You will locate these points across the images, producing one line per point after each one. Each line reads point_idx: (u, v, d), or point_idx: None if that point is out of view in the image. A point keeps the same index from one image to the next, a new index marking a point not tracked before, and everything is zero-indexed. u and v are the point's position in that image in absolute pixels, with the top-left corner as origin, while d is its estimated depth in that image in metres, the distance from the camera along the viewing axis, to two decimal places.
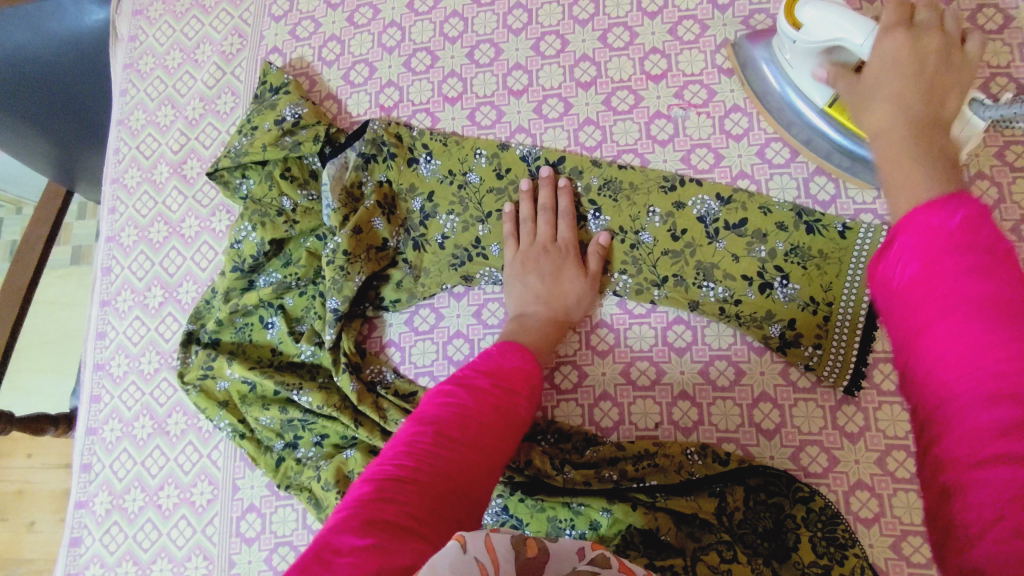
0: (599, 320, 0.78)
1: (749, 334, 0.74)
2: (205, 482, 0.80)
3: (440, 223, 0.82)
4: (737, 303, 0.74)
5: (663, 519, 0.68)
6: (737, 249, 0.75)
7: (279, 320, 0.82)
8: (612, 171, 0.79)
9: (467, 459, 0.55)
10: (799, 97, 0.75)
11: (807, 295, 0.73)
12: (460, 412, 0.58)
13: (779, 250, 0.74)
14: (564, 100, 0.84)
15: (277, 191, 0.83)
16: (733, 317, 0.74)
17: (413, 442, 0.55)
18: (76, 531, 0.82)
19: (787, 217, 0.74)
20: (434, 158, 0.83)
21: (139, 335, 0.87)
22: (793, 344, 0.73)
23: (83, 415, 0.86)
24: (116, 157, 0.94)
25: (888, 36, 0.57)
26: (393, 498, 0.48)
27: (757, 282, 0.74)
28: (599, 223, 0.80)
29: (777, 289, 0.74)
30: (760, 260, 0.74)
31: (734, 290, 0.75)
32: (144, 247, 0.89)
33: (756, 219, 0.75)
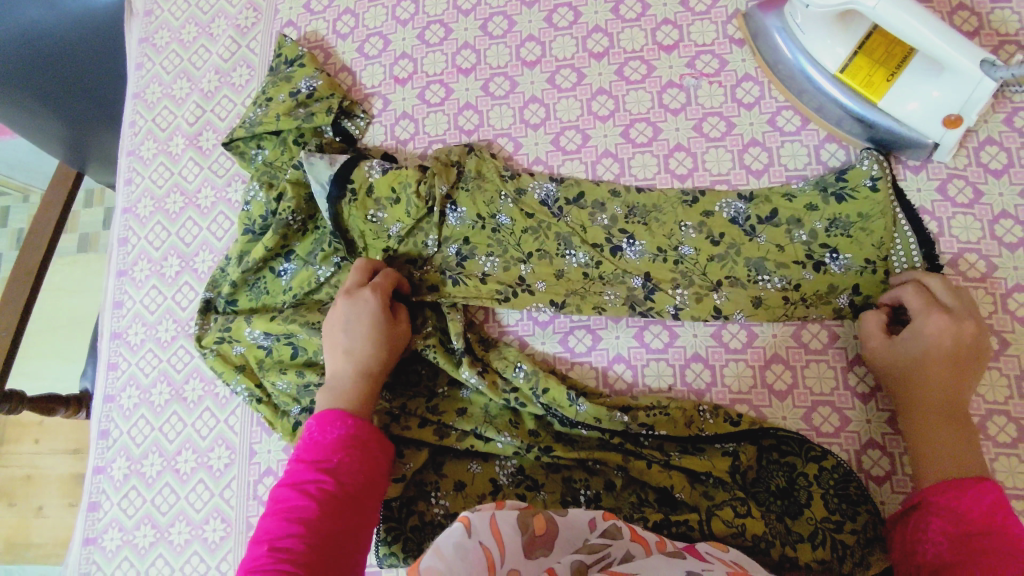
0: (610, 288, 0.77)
1: (820, 313, 0.73)
2: (223, 447, 0.81)
3: (479, 264, 0.78)
4: (798, 288, 0.73)
5: (678, 477, 0.70)
6: (779, 239, 0.74)
7: (292, 264, 0.82)
8: (632, 197, 0.79)
9: (361, 521, 0.60)
10: (809, 63, 0.75)
11: (862, 260, 0.72)
12: (351, 477, 0.61)
13: (819, 228, 0.73)
14: (576, 71, 0.85)
15: (290, 156, 0.84)
16: (799, 304, 0.73)
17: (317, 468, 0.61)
18: (94, 496, 0.83)
19: (814, 197, 0.74)
20: (458, 206, 0.79)
21: (156, 304, 0.88)
22: (866, 308, 0.72)
23: (100, 382, 0.87)
24: (133, 130, 0.95)
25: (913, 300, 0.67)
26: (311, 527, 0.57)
27: (810, 263, 0.73)
28: (635, 249, 0.76)
29: (830, 263, 0.72)
30: (804, 244, 0.73)
31: (790, 277, 0.73)
32: (160, 218, 0.90)
33: (785, 207, 0.75)
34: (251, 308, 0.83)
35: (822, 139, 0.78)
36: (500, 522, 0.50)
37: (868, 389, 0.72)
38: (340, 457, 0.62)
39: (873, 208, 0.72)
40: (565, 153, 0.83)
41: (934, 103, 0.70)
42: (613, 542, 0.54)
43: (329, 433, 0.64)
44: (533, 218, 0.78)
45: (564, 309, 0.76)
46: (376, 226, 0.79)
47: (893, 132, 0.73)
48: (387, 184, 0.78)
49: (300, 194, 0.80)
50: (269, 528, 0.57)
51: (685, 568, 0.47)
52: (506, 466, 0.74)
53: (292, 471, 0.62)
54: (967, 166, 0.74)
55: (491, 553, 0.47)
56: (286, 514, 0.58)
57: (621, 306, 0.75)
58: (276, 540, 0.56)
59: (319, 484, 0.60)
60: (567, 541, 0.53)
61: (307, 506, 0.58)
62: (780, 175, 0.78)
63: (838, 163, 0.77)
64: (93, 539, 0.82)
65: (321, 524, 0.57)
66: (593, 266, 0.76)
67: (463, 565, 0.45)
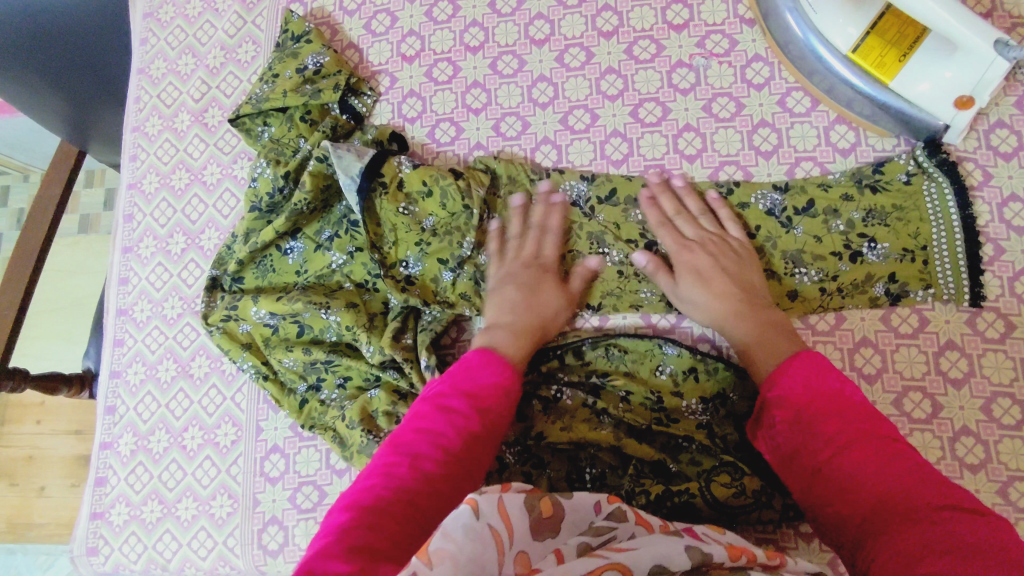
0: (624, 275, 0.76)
1: (855, 303, 0.73)
2: (229, 424, 0.81)
3: None
4: (835, 278, 0.73)
5: (687, 466, 0.69)
6: (817, 230, 0.74)
7: (301, 242, 0.82)
8: (667, 192, 0.77)
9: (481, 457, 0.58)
10: (821, 43, 0.74)
11: (900, 248, 0.72)
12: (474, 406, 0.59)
13: (856, 219, 0.74)
14: (586, 50, 0.84)
15: (296, 133, 0.84)
16: (835, 293, 0.73)
17: (461, 395, 0.60)
18: (101, 472, 0.84)
19: (849, 188, 0.75)
20: (493, 212, 0.80)
21: (162, 281, 0.88)
22: (902, 296, 0.72)
23: (107, 358, 0.87)
24: (137, 106, 0.94)
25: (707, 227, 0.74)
26: (445, 451, 0.55)
27: (847, 254, 0.73)
28: None
29: (868, 253, 0.73)
30: (841, 234, 0.74)
31: (827, 269, 0.73)
32: (166, 195, 0.90)
33: (821, 198, 0.75)
34: (257, 286, 0.83)
35: (832, 120, 0.78)
36: (508, 504, 0.48)
37: (874, 371, 0.72)
38: (492, 398, 0.61)
39: (906, 202, 0.73)
40: (574, 133, 0.83)
41: (947, 84, 0.70)
42: (620, 524, 0.53)
43: (486, 369, 0.63)
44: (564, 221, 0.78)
45: (601, 311, 0.76)
46: (409, 219, 0.79)
47: (905, 114, 0.73)
48: (419, 180, 0.79)
49: (318, 186, 0.79)
50: (407, 439, 0.56)
51: (685, 543, 0.47)
52: (508, 448, 0.72)
53: (443, 392, 0.60)
54: (977, 149, 0.74)
55: (499, 534, 0.46)
56: (428, 431, 0.56)
57: (657, 303, 0.75)
58: (416, 454, 0.55)
59: (465, 420, 0.58)
60: (573, 525, 0.52)
61: (449, 436, 0.56)
62: (789, 156, 0.78)
63: (847, 145, 0.77)
64: (100, 514, 0.82)
65: (453, 450, 0.56)
66: (628, 263, 0.76)
67: (472, 546, 0.43)
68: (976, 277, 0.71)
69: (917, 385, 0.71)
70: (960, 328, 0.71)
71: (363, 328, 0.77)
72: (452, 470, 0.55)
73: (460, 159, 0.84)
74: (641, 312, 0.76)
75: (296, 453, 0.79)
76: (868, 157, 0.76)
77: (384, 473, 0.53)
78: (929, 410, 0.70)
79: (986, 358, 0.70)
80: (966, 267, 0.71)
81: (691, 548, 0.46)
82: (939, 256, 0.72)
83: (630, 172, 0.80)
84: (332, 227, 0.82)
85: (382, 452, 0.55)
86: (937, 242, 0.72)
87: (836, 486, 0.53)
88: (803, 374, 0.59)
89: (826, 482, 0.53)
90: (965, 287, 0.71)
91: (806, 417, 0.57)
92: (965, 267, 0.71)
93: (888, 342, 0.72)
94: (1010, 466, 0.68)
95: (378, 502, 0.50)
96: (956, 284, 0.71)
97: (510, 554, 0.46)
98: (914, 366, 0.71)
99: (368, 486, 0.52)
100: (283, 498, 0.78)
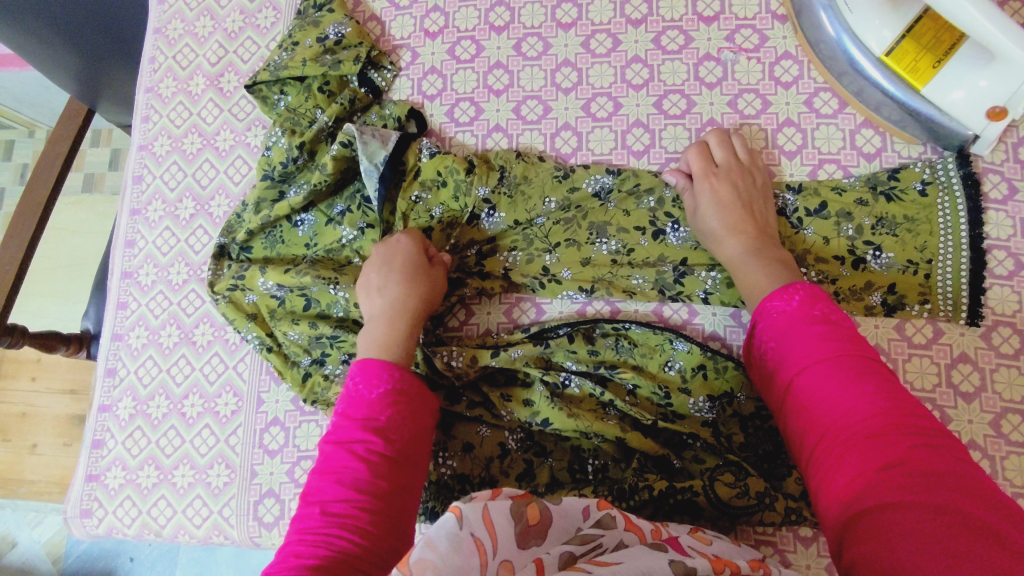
0: (640, 271, 0.75)
1: (850, 309, 0.72)
2: (230, 394, 0.81)
3: (500, 260, 0.78)
4: (835, 283, 0.72)
5: (693, 466, 0.69)
6: (826, 232, 0.73)
7: (313, 215, 0.81)
8: None
9: (404, 475, 0.58)
10: (854, 44, 0.72)
11: (904, 259, 0.71)
12: (381, 425, 0.60)
13: (866, 225, 0.73)
14: (612, 36, 0.83)
15: (313, 103, 0.82)
16: (833, 298, 0.72)
17: (357, 423, 0.60)
18: (98, 434, 0.83)
19: (864, 194, 0.73)
20: (498, 212, 0.77)
21: (169, 246, 0.87)
22: (897, 308, 0.72)
23: (109, 320, 0.86)
24: (152, 66, 0.92)
25: (696, 158, 0.74)
26: (359, 484, 0.56)
27: (850, 260, 0.72)
28: (679, 236, 0.75)
29: (871, 261, 0.72)
30: (849, 238, 0.73)
31: (828, 272, 0.73)
32: (176, 158, 0.89)
33: (835, 201, 0.74)
34: (265, 256, 0.82)
35: (858, 124, 0.77)
36: (494, 512, 0.47)
37: None
38: (392, 406, 0.61)
39: (918, 213, 0.72)
40: (595, 120, 0.81)
41: (981, 93, 0.68)
42: (606, 531, 0.51)
43: (373, 380, 0.63)
44: (571, 210, 0.77)
45: (595, 295, 0.76)
46: (420, 207, 0.78)
47: (934, 121, 0.72)
48: (434, 170, 0.78)
49: (338, 169, 0.78)
50: (319, 489, 0.56)
51: (668, 558, 0.46)
52: (514, 435, 0.74)
53: (342, 425, 0.60)
54: (1005, 162, 0.73)
55: (483, 546, 0.44)
56: (336, 472, 0.57)
57: (651, 291, 0.75)
58: (328, 502, 0.55)
59: (368, 446, 0.58)
60: (561, 530, 0.50)
61: (354, 468, 0.56)
62: (812, 158, 0.77)
63: (872, 149, 0.76)
64: (95, 476, 0.82)
65: (367, 480, 0.56)
66: (624, 253, 0.75)
67: (453, 557, 0.43)
68: (976, 294, 0.70)
69: (927, 397, 0.70)
70: (974, 342, 0.70)
71: None
72: (378, 502, 0.55)
73: (478, 141, 0.83)
74: (634, 299, 0.75)
75: (296, 427, 0.78)
76: (893, 162, 0.75)
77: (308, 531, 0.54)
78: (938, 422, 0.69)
79: (998, 374, 0.70)
80: (967, 290, 0.70)
81: (675, 562, 0.45)
82: (943, 273, 0.71)
83: (650, 163, 0.79)
84: (345, 202, 0.81)
85: (300, 509, 0.56)
86: (943, 256, 0.71)
87: (813, 404, 0.51)
88: (793, 304, 0.58)
89: (803, 402, 0.52)
90: (963, 304, 0.70)
91: (792, 333, 0.56)
92: (965, 287, 0.70)
93: (900, 351, 0.71)
94: (1015, 482, 0.67)
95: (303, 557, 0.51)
96: (955, 301, 0.71)
97: (493, 564, 0.44)
98: (925, 377, 0.70)
99: (295, 546, 0.53)
100: (281, 471, 0.78)
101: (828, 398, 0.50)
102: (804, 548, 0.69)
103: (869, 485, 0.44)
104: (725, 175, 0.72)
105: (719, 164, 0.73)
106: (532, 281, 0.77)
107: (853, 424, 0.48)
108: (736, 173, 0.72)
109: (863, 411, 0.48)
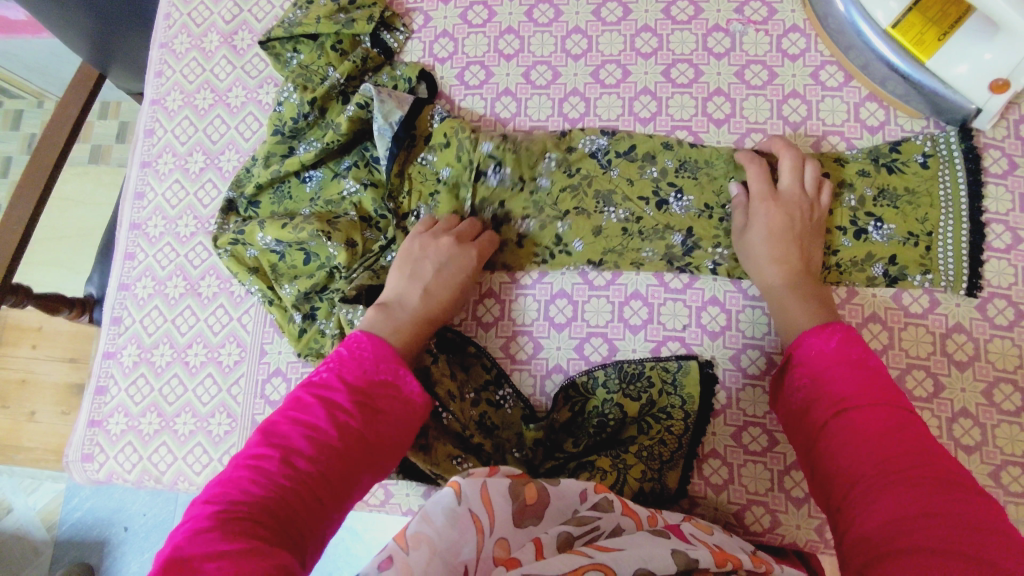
0: (643, 240, 0.76)
1: (852, 279, 0.73)
2: (234, 344, 0.82)
3: (516, 229, 0.78)
4: (836, 252, 0.74)
5: (676, 429, 0.71)
6: (828, 203, 0.74)
7: (321, 172, 0.82)
8: (686, 151, 0.77)
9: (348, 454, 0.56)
10: (861, 17, 0.74)
11: (905, 232, 0.72)
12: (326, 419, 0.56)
13: (867, 196, 0.74)
14: (623, 5, 0.84)
15: (325, 61, 0.83)
16: (834, 268, 0.74)
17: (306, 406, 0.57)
18: (102, 380, 0.84)
19: (866, 165, 0.74)
20: (503, 166, 0.78)
21: (178, 199, 0.88)
22: (899, 278, 0.72)
23: (116, 271, 0.88)
24: (167, 23, 0.94)
25: (756, 178, 0.72)
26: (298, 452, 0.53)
27: (852, 230, 0.73)
28: (681, 204, 0.76)
29: (873, 232, 0.73)
30: (851, 209, 0.74)
31: (830, 242, 0.74)
32: (188, 113, 0.90)
33: (836, 172, 0.75)
34: (271, 212, 0.83)
35: (863, 97, 0.78)
36: (492, 489, 0.47)
37: (880, 347, 0.72)
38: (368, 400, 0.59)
39: (919, 185, 0.73)
40: (604, 87, 0.82)
41: (985, 66, 0.69)
42: (604, 515, 0.51)
43: (381, 358, 0.62)
44: (574, 178, 0.78)
45: (603, 267, 0.77)
46: (427, 170, 0.80)
47: (937, 95, 0.73)
48: (442, 132, 0.80)
49: (353, 128, 0.79)
50: (284, 423, 0.55)
51: (670, 547, 0.46)
52: (504, 393, 0.76)
53: (328, 383, 0.59)
54: (1006, 138, 0.74)
55: (480, 522, 0.45)
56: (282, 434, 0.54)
57: (659, 262, 0.76)
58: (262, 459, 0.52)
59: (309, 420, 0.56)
60: (557, 511, 0.50)
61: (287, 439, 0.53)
62: (817, 129, 0.78)
63: (876, 122, 0.77)
64: (97, 422, 0.83)
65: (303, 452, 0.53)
66: (634, 221, 0.76)
67: (450, 531, 0.44)
68: (976, 263, 0.71)
69: (922, 364, 0.71)
70: (970, 312, 0.71)
71: (356, 269, 0.77)
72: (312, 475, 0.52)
73: (487, 104, 0.84)
74: (642, 270, 0.76)
75: (298, 378, 0.79)
76: (896, 136, 0.76)
77: (235, 518, 0.46)
78: (931, 390, 0.70)
79: (992, 344, 0.70)
80: (967, 256, 0.71)
81: (675, 552, 0.45)
82: (943, 243, 0.72)
83: (656, 130, 0.80)
84: (353, 158, 0.82)
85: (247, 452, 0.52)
86: (942, 227, 0.72)
87: (851, 441, 0.52)
88: (830, 343, 0.59)
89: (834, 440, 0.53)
90: (965, 275, 0.71)
91: (827, 376, 0.57)
92: (966, 258, 0.71)
93: (896, 319, 0.72)
94: (1005, 450, 0.68)
95: (254, 487, 0.49)
96: (956, 269, 0.71)
97: (488, 542, 0.45)
98: (920, 345, 0.71)
99: (244, 472, 0.50)
100: None
101: (864, 440, 0.51)
102: (793, 509, 0.70)
103: (892, 520, 0.44)
104: (787, 202, 0.70)
105: (781, 188, 0.71)
106: (544, 251, 0.78)
107: (880, 462, 0.49)
108: (797, 201, 0.70)
109: (893, 452, 0.49)
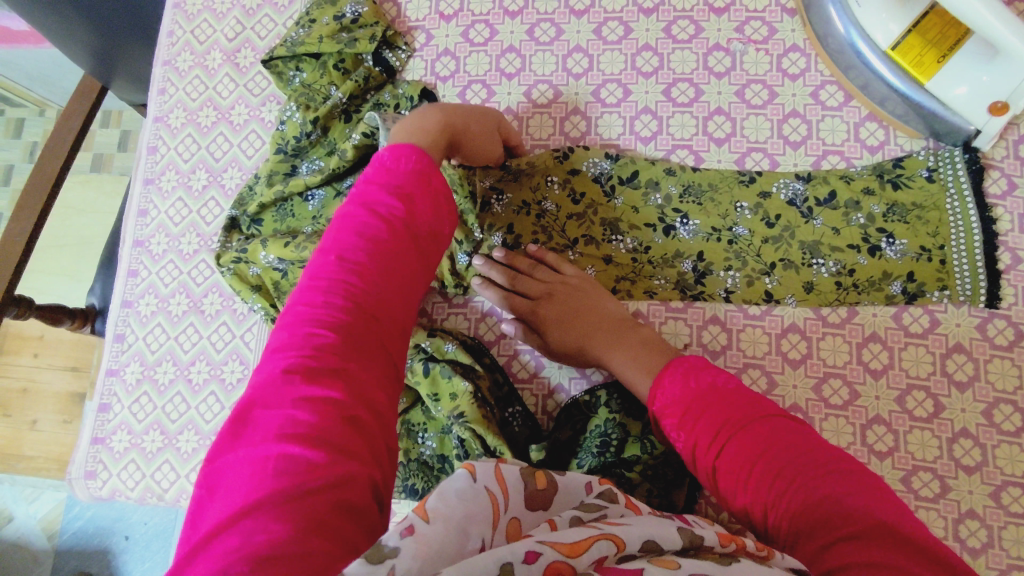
0: (653, 261, 0.78)
1: (871, 299, 0.74)
2: (236, 362, 0.82)
3: (525, 253, 0.80)
4: (851, 273, 0.74)
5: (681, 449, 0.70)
6: (836, 222, 0.75)
7: (324, 191, 0.82)
8: (690, 176, 0.79)
9: (398, 275, 0.51)
10: (861, 37, 0.74)
11: (917, 247, 0.73)
12: (373, 241, 0.51)
13: (876, 213, 0.75)
14: (624, 24, 0.84)
15: (328, 80, 0.84)
16: (851, 288, 0.74)
17: (355, 223, 0.51)
18: (106, 398, 0.85)
19: (871, 182, 0.76)
20: (505, 193, 0.81)
21: (181, 216, 0.88)
22: (918, 295, 0.73)
23: (120, 287, 0.88)
24: (170, 40, 0.94)
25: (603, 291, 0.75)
26: (352, 280, 0.48)
27: (865, 248, 0.74)
28: (688, 229, 0.77)
29: (886, 248, 0.74)
30: (861, 227, 0.75)
31: (845, 261, 0.74)
32: (191, 131, 0.90)
33: (842, 189, 0.76)
34: (274, 229, 0.83)
35: (863, 117, 0.78)
36: (506, 469, 0.45)
37: (880, 366, 0.71)
38: (427, 220, 0.55)
39: (927, 199, 0.74)
40: (605, 106, 0.83)
41: (983, 88, 0.70)
42: (611, 503, 0.48)
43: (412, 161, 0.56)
44: (580, 204, 0.80)
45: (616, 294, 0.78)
46: None
47: (937, 115, 0.73)
48: None
49: (359, 152, 0.79)
50: (340, 258, 0.49)
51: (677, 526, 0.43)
52: (513, 411, 0.75)
53: (379, 193, 0.53)
54: (1005, 158, 0.74)
55: (496, 498, 0.43)
56: (336, 257, 0.49)
57: (672, 290, 0.77)
58: (316, 287, 0.48)
59: (362, 239, 0.51)
60: (563, 501, 0.48)
61: (337, 276, 0.48)
62: (817, 149, 0.78)
63: (876, 142, 0.77)
64: (101, 439, 0.83)
65: (360, 280, 0.49)
66: (642, 251, 0.78)
67: (464, 506, 0.40)
68: (992, 273, 0.72)
69: (921, 384, 0.70)
70: (970, 333, 0.70)
71: None
72: (360, 304, 0.48)
73: None
74: (655, 298, 0.77)
75: None
76: (896, 156, 0.77)
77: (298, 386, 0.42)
78: (932, 410, 0.70)
79: (992, 364, 0.70)
80: (983, 267, 0.72)
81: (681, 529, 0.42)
82: (957, 252, 0.73)
83: (657, 150, 0.81)
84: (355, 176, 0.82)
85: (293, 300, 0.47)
86: (954, 237, 0.73)
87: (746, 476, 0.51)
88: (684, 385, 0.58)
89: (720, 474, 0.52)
90: (981, 284, 0.72)
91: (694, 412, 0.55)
92: (983, 271, 0.72)
93: (897, 339, 0.71)
94: (1005, 470, 0.68)
95: (320, 333, 0.45)
96: (972, 282, 0.72)
97: (504, 520, 0.42)
98: (920, 365, 0.71)
99: (300, 315, 0.46)
100: None
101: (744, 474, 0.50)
102: None
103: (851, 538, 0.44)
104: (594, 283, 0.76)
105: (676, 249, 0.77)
106: None
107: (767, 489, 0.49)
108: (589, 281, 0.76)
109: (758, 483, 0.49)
